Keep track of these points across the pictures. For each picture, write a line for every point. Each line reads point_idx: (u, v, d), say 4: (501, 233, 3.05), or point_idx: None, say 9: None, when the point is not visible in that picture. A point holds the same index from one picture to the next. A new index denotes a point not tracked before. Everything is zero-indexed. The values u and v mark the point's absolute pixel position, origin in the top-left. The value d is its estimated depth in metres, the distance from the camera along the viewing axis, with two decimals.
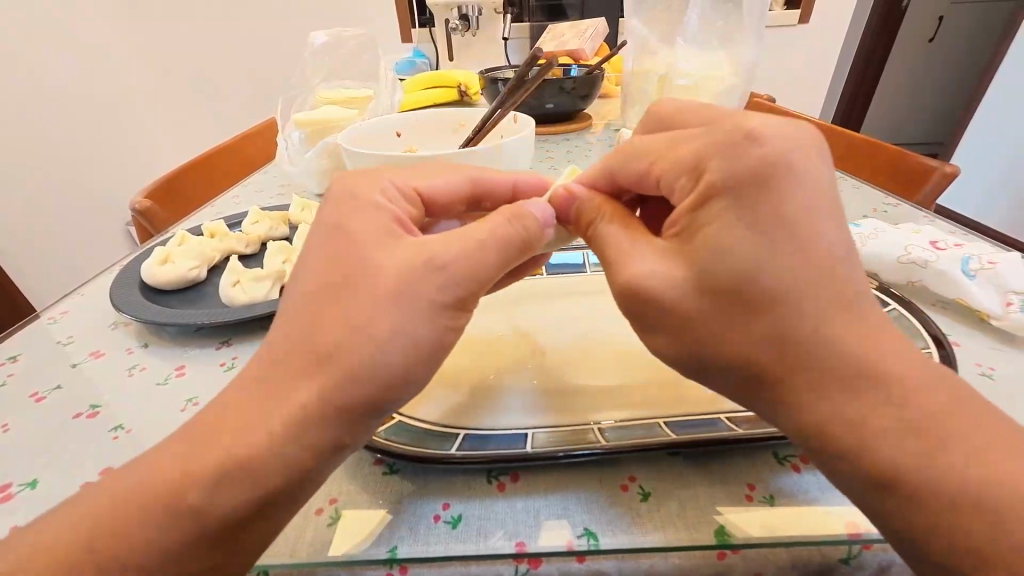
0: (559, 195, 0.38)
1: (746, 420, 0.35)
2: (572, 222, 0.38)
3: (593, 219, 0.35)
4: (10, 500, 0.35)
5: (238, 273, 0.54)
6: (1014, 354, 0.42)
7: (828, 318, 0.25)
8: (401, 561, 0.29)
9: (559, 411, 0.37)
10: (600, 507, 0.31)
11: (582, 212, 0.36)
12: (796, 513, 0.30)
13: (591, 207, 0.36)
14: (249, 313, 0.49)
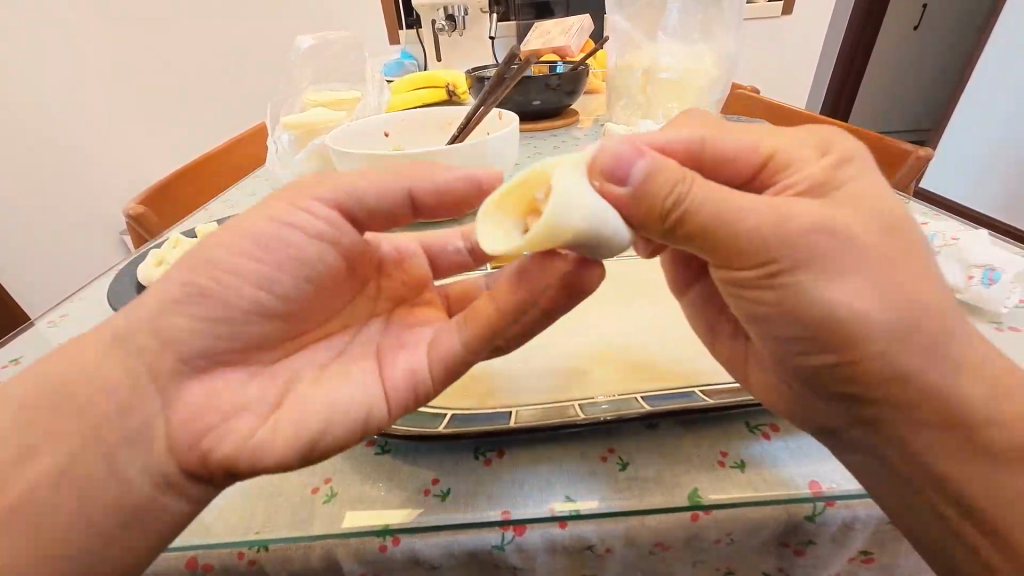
0: (619, 150, 0.30)
1: (717, 391, 0.36)
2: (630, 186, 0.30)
3: (687, 173, 0.28)
4: None
5: None
6: (997, 330, 0.42)
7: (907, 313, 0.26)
8: (393, 532, 0.31)
9: (544, 390, 0.39)
10: (580, 477, 0.33)
11: (662, 167, 0.29)
12: (762, 475, 0.32)
13: (677, 161, 0.29)
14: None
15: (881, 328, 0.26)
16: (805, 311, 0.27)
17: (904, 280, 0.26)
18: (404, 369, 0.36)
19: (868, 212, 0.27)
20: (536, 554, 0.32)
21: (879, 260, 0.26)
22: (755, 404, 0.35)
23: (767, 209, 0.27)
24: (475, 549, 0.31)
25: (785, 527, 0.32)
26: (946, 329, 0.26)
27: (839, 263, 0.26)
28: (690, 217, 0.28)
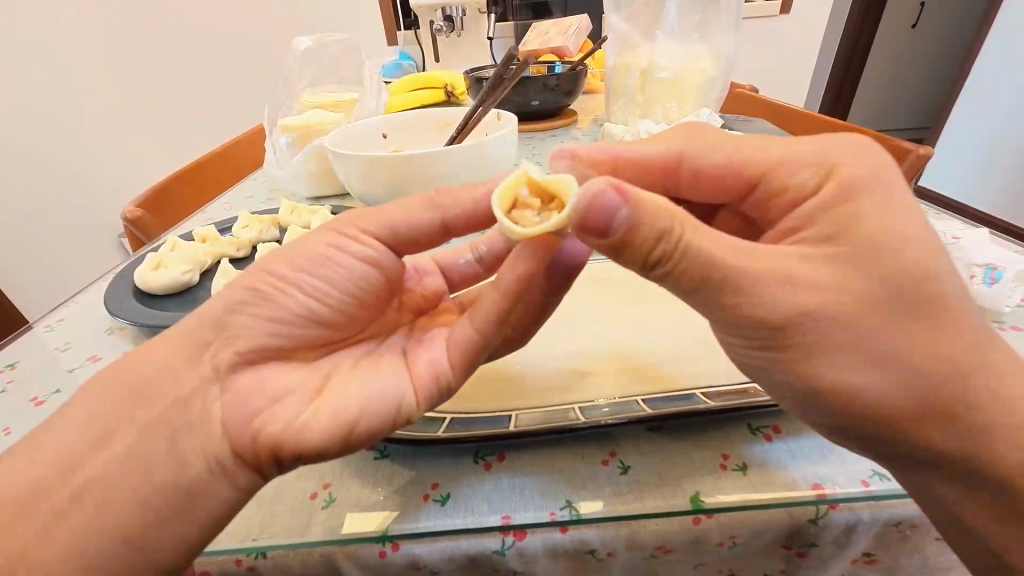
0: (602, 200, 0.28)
1: (720, 393, 0.36)
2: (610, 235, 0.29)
3: (671, 231, 0.28)
4: None
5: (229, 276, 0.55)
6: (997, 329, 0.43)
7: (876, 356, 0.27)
8: (393, 538, 0.30)
9: (544, 393, 0.38)
10: (582, 481, 0.33)
11: (643, 226, 0.29)
12: (764, 478, 0.32)
13: (661, 213, 0.28)
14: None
15: (875, 394, 0.28)
16: (803, 380, 0.29)
17: (875, 320, 0.27)
18: (429, 364, 0.35)
19: (866, 271, 0.27)
20: (537, 559, 0.32)
21: (875, 329, 0.27)
22: (756, 407, 0.34)
23: (767, 280, 0.28)
24: (476, 555, 0.31)
25: (789, 530, 0.31)
26: (951, 374, 0.27)
27: (836, 339, 0.28)
28: (682, 278, 0.29)
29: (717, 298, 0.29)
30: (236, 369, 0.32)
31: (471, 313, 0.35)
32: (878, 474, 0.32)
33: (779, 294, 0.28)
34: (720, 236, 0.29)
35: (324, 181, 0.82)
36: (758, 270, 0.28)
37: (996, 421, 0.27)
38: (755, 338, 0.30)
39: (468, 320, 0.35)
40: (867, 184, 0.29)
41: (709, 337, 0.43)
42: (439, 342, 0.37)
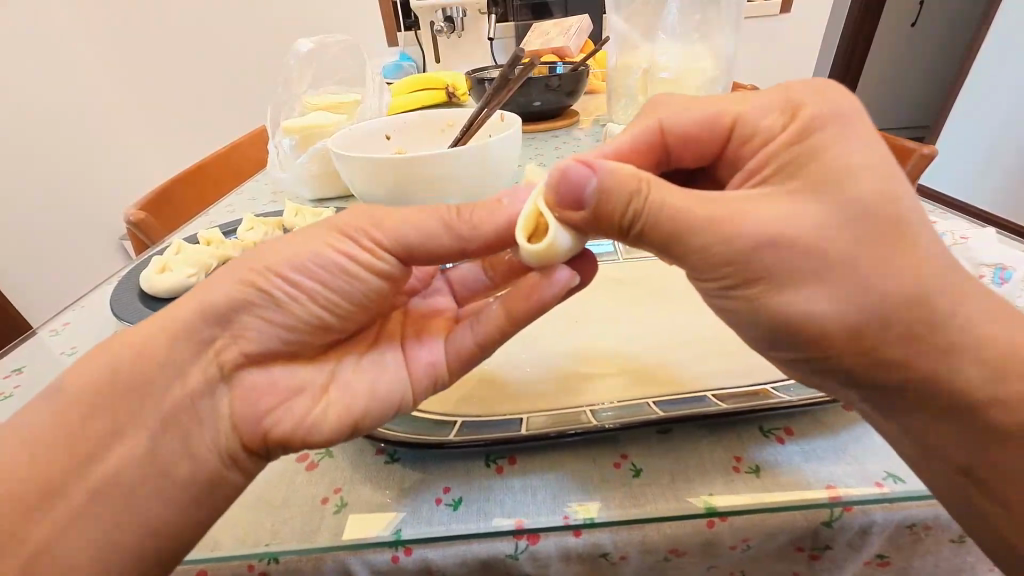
0: (569, 171, 0.33)
1: (730, 395, 0.36)
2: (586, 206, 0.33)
3: (636, 189, 0.30)
4: None
5: None
6: None
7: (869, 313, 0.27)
8: (405, 543, 0.30)
9: (554, 396, 0.38)
10: (594, 484, 0.33)
11: (611, 186, 0.31)
12: (778, 480, 0.32)
13: (628, 176, 0.31)
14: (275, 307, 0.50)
15: (845, 320, 0.28)
16: (766, 311, 0.30)
17: (867, 266, 0.27)
18: (428, 363, 0.37)
19: (828, 201, 0.28)
20: (550, 563, 0.32)
21: (843, 256, 0.27)
22: (770, 408, 0.34)
23: (736, 222, 0.29)
24: (489, 559, 0.31)
25: (802, 533, 0.31)
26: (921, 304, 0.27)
27: (800, 270, 0.28)
28: (647, 231, 0.31)
29: (709, 255, 0.30)
30: (239, 372, 0.32)
31: (472, 325, 0.38)
32: (892, 475, 0.31)
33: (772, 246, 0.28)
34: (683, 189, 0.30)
35: (327, 183, 0.82)
36: (747, 224, 0.28)
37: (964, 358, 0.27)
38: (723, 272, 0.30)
39: (471, 327, 0.38)
40: (834, 126, 0.29)
41: (718, 338, 0.43)
42: (439, 339, 0.38)
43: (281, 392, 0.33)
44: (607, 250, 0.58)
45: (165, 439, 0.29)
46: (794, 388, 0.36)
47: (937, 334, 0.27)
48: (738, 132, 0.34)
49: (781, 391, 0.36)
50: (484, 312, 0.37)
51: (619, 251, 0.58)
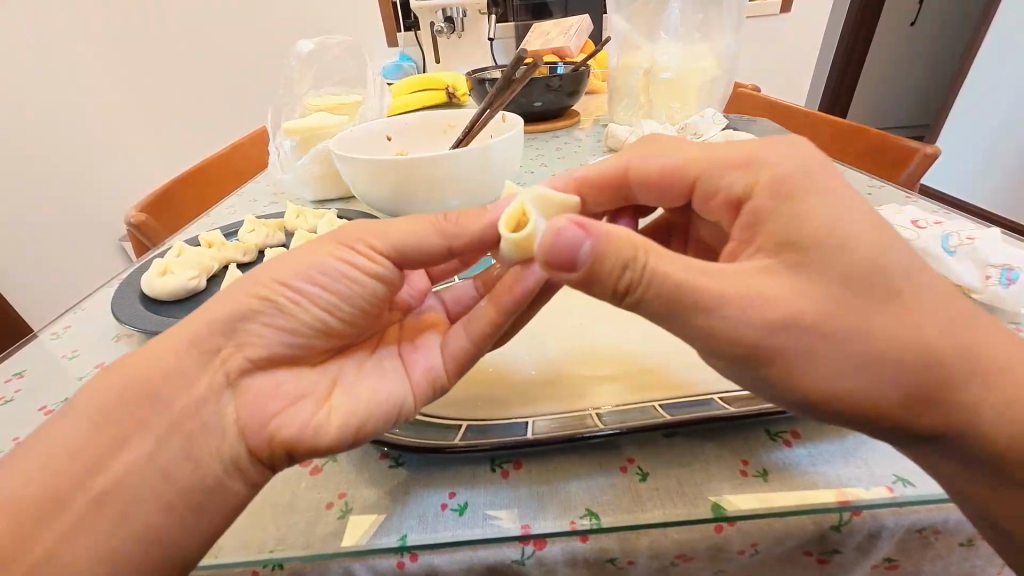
0: (563, 235, 0.31)
1: (737, 398, 0.35)
2: (580, 272, 0.31)
3: (632, 258, 0.30)
4: None
5: None
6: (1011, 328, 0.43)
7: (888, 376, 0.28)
8: (411, 548, 0.30)
9: (561, 398, 0.38)
10: (600, 489, 0.32)
11: (602, 257, 0.31)
12: (786, 484, 0.31)
13: (624, 243, 0.30)
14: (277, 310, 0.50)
15: (859, 395, 0.28)
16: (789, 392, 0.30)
17: (877, 327, 0.28)
18: (425, 366, 0.37)
19: (828, 272, 0.28)
20: (557, 568, 0.31)
21: (846, 330, 0.28)
22: (778, 412, 0.34)
23: (745, 291, 0.29)
24: (495, 564, 0.31)
25: (811, 537, 0.31)
26: (928, 362, 0.28)
27: (816, 349, 0.28)
28: (647, 304, 0.30)
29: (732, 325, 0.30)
30: (242, 377, 0.32)
31: (465, 326, 0.37)
32: (901, 478, 0.31)
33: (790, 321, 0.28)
34: (679, 257, 0.30)
35: (328, 184, 0.82)
36: (757, 300, 0.28)
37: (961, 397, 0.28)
38: (741, 354, 0.30)
39: (463, 327, 0.38)
40: (803, 185, 0.30)
41: None
42: (433, 343, 0.38)
43: (284, 396, 0.33)
44: None
45: (167, 442, 0.29)
46: None
47: (943, 377, 0.28)
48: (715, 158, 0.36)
49: None
50: (475, 310, 0.37)
51: None
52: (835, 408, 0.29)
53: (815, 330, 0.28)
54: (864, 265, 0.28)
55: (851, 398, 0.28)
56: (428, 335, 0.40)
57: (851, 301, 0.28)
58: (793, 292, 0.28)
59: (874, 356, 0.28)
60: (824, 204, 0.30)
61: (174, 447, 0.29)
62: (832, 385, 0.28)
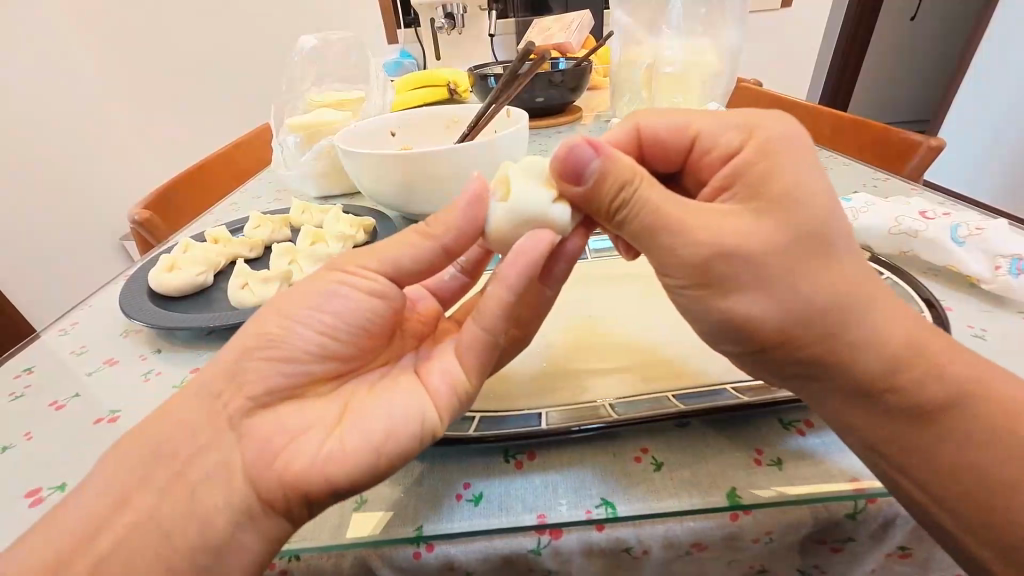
0: (576, 149, 0.34)
1: (751, 388, 0.36)
2: (586, 182, 0.34)
3: (630, 180, 0.32)
4: (39, 501, 0.36)
5: (244, 275, 0.53)
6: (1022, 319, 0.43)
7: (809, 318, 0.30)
8: (427, 538, 0.30)
9: (575, 390, 0.38)
10: (615, 479, 0.32)
11: (604, 179, 0.33)
12: (801, 473, 0.31)
13: (624, 167, 0.32)
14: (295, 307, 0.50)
15: (778, 321, 0.30)
16: (725, 315, 0.32)
17: (802, 270, 0.30)
18: (446, 375, 0.35)
19: (781, 216, 0.30)
20: (573, 558, 0.31)
21: (780, 267, 0.30)
22: (791, 403, 0.34)
23: (693, 229, 0.30)
24: (511, 554, 0.31)
25: (827, 525, 0.31)
26: (844, 305, 0.30)
27: (745, 277, 0.30)
28: (626, 225, 0.33)
29: (681, 266, 0.31)
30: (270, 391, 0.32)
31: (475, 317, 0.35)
32: None
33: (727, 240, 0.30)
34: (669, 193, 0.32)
35: (332, 181, 0.82)
36: (711, 238, 0.30)
37: (907, 344, 0.30)
38: (689, 279, 0.32)
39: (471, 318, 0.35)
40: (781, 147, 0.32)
41: None
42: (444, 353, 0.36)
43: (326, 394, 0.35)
44: None
45: None
46: None
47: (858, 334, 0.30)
48: (698, 145, 0.36)
49: None
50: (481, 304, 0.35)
51: None
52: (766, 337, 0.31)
53: (749, 264, 0.30)
54: (810, 210, 0.30)
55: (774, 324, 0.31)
56: (446, 341, 0.39)
57: (792, 245, 0.30)
58: (729, 227, 0.30)
59: (803, 297, 0.30)
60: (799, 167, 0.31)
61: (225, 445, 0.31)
62: (764, 314, 0.31)
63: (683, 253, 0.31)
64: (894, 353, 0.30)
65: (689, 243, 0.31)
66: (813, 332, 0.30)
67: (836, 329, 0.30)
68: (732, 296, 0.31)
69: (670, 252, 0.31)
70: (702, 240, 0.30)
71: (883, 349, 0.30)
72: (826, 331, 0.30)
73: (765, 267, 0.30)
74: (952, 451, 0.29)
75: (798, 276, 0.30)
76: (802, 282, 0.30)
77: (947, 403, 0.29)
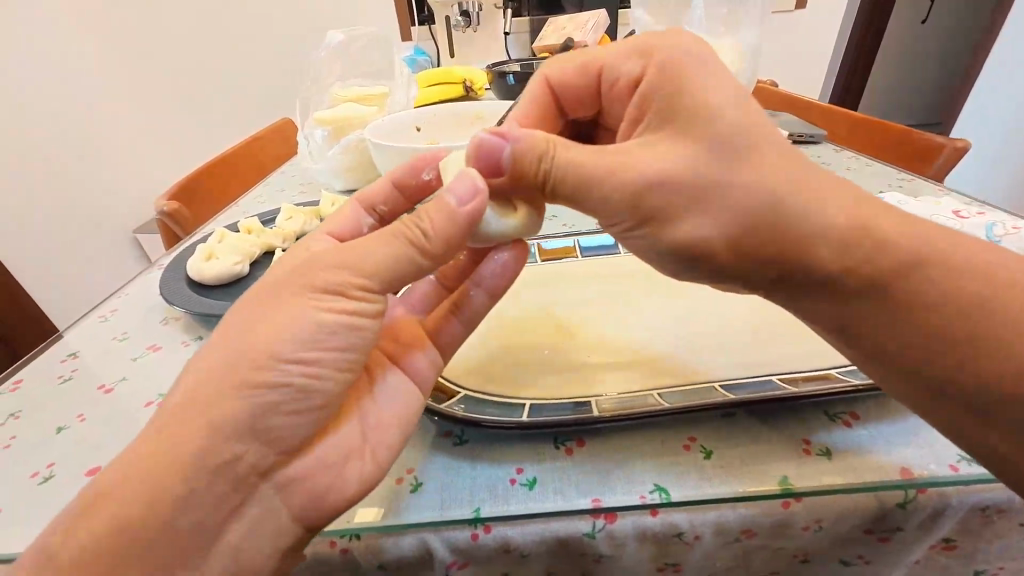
0: (484, 142, 0.35)
1: (796, 380, 0.36)
2: (506, 174, 0.36)
3: (545, 151, 0.33)
4: None
5: None
6: None
7: (755, 230, 0.30)
8: (485, 520, 0.30)
9: (619, 381, 0.38)
10: (667, 466, 0.33)
11: (522, 155, 0.34)
12: (851, 463, 0.32)
13: (537, 139, 0.33)
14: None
15: (714, 240, 0.31)
16: (672, 241, 0.32)
17: (733, 178, 0.30)
18: (428, 365, 0.38)
19: (691, 137, 0.30)
20: (626, 542, 0.32)
21: (710, 183, 0.30)
22: (839, 393, 0.34)
23: (612, 168, 0.31)
24: (566, 537, 0.31)
25: (878, 514, 0.31)
26: (785, 204, 0.30)
27: (678, 201, 0.31)
28: (561, 190, 0.33)
29: (618, 205, 0.32)
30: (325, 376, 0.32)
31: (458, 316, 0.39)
32: (966, 458, 0.32)
33: (647, 168, 0.31)
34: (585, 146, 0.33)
35: (358, 175, 0.82)
36: (636, 170, 0.31)
37: (852, 220, 0.30)
38: (626, 217, 0.32)
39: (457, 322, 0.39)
40: (675, 65, 0.33)
41: (776, 325, 0.43)
42: (423, 347, 0.38)
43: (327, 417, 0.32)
44: None
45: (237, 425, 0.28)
46: None
47: (803, 225, 0.30)
48: (605, 77, 0.39)
49: (849, 376, 0.36)
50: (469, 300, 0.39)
51: None
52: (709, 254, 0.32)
53: (679, 191, 0.30)
54: (724, 124, 0.30)
55: (713, 245, 0.31)
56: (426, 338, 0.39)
57: (726, 152, 0.30)
58: (651, 154, 0.31)
59: (743, 204, 0.30)
60: (701, 81, 0.32)
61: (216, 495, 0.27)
62: (711, 237, 0.31)
63: (632, 179, 0.31)
64: (830, 266, 0.30)
65: (623, 178, 0.31)
66: (758, 241, 0.31)
67: (784, 229, 0.30)
68: (674, 221, 0.31)
69: (601, 188, 0.32)
70: (637, 169, 0.31)
71: (835, 240, 0.30)
72: (772, 235, 0.30)
73: (699, 189, 0.30)
74: (919, 322, 0.30)
75: (739, 186, 0.30)
76: (739, 191, 0.30)
77: (911, 265, 0.30)
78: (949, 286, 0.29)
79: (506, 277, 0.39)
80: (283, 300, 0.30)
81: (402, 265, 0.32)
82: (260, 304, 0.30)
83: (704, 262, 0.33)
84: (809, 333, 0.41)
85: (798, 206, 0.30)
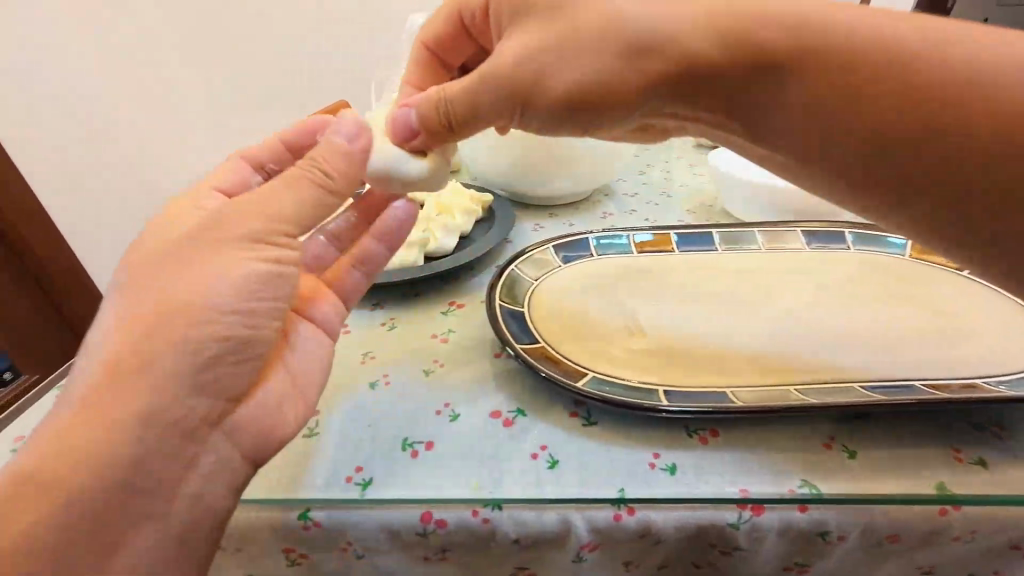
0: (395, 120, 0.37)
1: (939, 387, 0.35)
2: (420, 133, 0.37)
3: (437, 100, 0.35)
4: None
5: None
6: None
7: (657, 54, 0.30)
8: (630, 501, 0.30)
9: (747, 373, 0.37)
10: (812, 462, 0.32)
11: (424, 116, 0.36)
12: (1009, 475, 0.31)
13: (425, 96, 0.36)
14: (429, 270, 0.49)
15: (604, 75, 0.31)
16: (567, 105, 0.33)
17: (609, 27, 0.30)
18: (336, 315, 0.39)
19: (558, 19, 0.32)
20: (767, 536, 0.31)
21: (590, 32, 0.31)
22: (993, 404, 0.33)
23: (502, 69, 0.33)
24: (709, 526, 0.31)
25: None
26: (710, 34, 0.30)
27: (564, 61, 0.31)
28: (463, 124, 0.35)
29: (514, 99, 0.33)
30: None
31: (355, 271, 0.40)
32: None
33: (531, 53, 0.32)
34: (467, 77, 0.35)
35: None
36: (523, 61, 0.32)
37: (781, 31, 0.29)
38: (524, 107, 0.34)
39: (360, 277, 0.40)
40: None
41: (903, 329, 0.41)
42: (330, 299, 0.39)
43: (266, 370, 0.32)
44: (747, 237, 0.55)
45: None
46: (1015, 385, 0.35)
47: (728, 46, 0.29)
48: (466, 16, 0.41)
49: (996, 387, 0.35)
50: (369, 255, 0.40)
51: (760, 241, 0.54)
52: (601, 101, 0.32)
53: (571, 48, 0.31)
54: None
55: (611, 85, 0.32)
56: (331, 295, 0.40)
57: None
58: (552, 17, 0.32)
59: (644, 31, 0.30)
60: None
61: (170, 441, 0.27)
62: (595, 85, 0.31)
63: (515, 69, 0.32)
64: (762, 74, 0.29)
65: (512, 78, 0.33)
66: (679, 61, 0.30)
67: (704, 47, 0.30)
68: (562, 89, 0.32)
69: (490, 93, 0.33)
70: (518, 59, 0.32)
71: (760, 50, 0.29)
72: (692, 53, 0.30)
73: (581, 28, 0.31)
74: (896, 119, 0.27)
75: (627, 20, 0.30)
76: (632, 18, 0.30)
77: (856, 66, 0.27)
78: (892, 84, 0.27)
79: (398, 235, 0.40)
80: (199, 247, 0.30)
81: (319, 210, 0.32)
82: (194, 243, 0.30)
83: (602, 113, 0.33)
84: (941, 340, 0.40)
85: (720, 32, 0.29)
